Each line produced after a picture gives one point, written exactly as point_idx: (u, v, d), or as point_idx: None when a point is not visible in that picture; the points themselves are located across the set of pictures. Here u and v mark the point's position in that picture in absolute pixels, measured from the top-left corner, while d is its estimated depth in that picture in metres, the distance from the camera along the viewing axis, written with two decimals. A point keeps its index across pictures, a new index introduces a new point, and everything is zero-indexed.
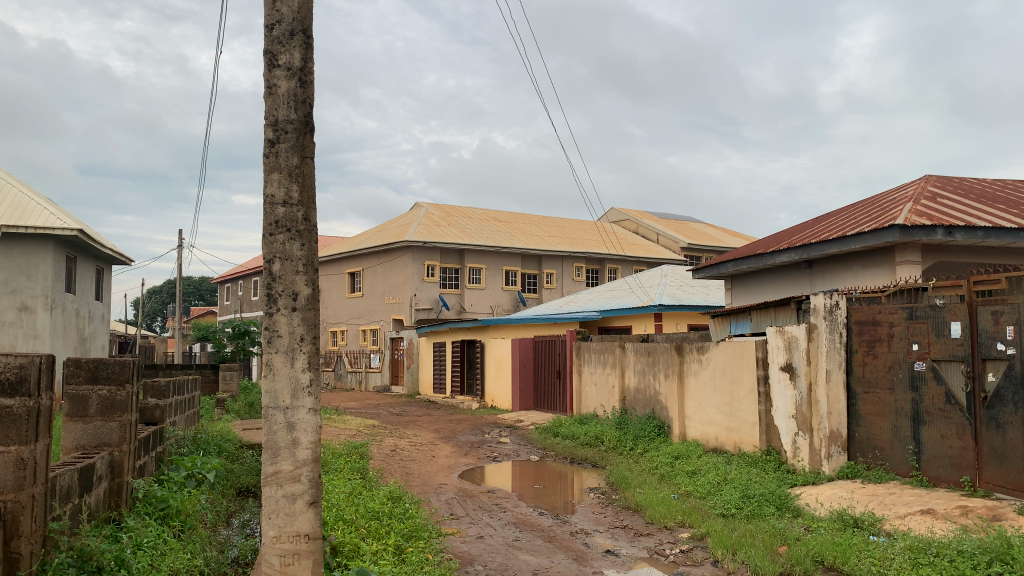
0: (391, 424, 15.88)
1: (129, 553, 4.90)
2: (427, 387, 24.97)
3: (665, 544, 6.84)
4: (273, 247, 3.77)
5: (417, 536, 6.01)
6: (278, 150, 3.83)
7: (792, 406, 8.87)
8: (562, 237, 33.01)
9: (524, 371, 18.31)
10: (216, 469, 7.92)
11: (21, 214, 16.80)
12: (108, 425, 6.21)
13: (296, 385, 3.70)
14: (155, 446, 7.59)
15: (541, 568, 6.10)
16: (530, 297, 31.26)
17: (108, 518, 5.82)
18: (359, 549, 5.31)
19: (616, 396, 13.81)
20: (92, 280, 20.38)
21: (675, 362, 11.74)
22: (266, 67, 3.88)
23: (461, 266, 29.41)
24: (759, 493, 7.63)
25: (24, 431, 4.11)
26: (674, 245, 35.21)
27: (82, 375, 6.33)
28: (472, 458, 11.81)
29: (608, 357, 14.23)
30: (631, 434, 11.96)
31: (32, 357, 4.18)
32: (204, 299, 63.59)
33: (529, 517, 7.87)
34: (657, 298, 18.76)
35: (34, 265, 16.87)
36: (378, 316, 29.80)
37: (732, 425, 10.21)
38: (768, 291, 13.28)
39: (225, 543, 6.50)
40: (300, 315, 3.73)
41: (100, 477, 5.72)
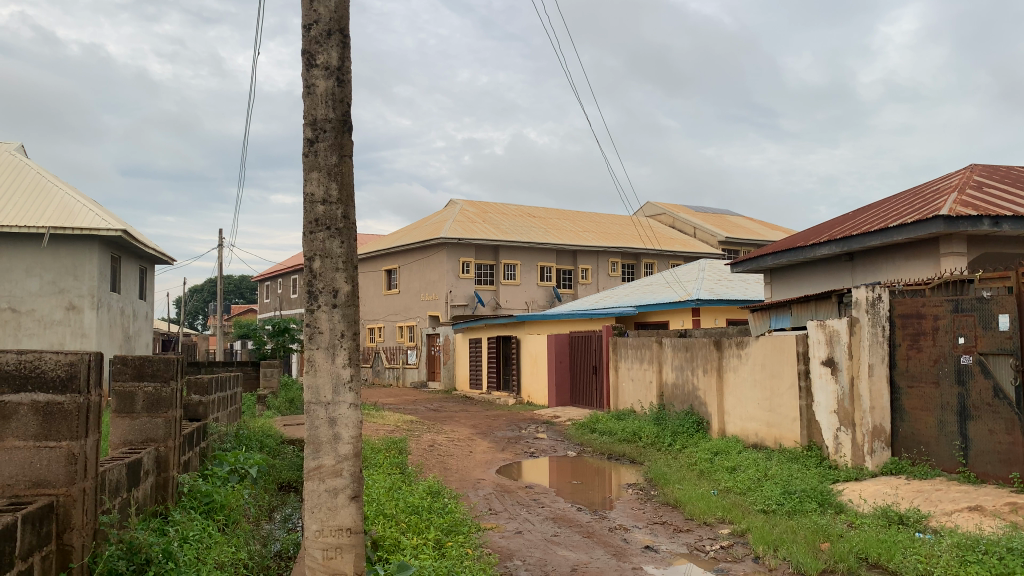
0: (428, 420, 15.96)
1: (176, 547, 4.99)
2: (463, 383, 25.10)
3: (706, 540, 6.80)
4: (313, 245, 3.82)
5: (456, 531, 6.03)
6: (317, 150, 3.86)
7: (834, 401, 8.72)
8: (596, 232, 32.88)
9: (560, 367, 18.28)
10: (258, 465, 8.07)
11: (67, 216, 17.21)
12: (154, 421, 6.34)
13: (337, 381, 3.73)
14: (200, 442, 7.74)
15: (580, 563, 6.09)
16: (565, 293, 31.19)
17: (154, 512, 5.94)
18: (399, 543, 5.35)
19: (653, 392, 13.73)
20: (137, 279, 20.82)
21: (714, 357, 11.64)
22: (304, 66, 3.92)
23: (496, 262, 29.45)
24: (801, 490, 7.53)
25: (75, 427, 4.21)
26: (711, 239, 34.89)
27: (128, 372, 6.45)
28: (509, 454, 11.84)
29: (645, 353, 14.16)
30: (669, 430, 11.89)
31: (81, 355, 4.28)
32: (245, 298, 64.65)
33: (567, 512, 7.85)
34: (694, 292, 18.60)
35: (80, 266, 17.27)
36: (413, 313, 29.95)
37: (772, 421, 10.08)
38: (809, 285, 13.09)
39: (268, 536, 6.61)
40: (340, 312, 3.77)
41: (147, 472, 5.84)
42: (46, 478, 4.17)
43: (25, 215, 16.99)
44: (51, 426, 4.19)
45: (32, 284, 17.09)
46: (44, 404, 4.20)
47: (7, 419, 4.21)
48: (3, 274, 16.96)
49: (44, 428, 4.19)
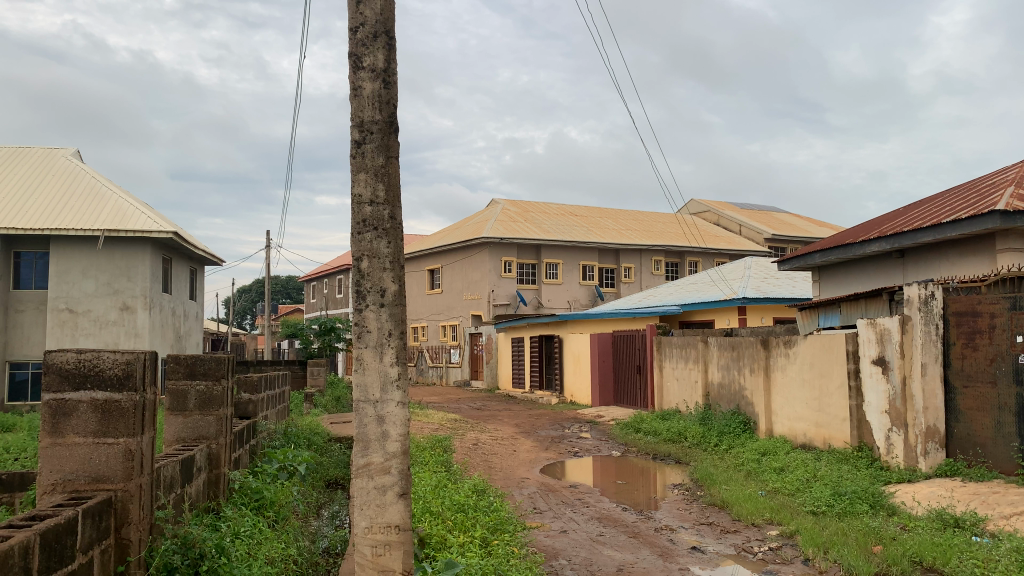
0: (472, 419, 16.03)
1: (228, 542, 5.07)
2: (506, 382, 25.16)
3: (755, 541, 6.71)
4: (361, 245, 3.86)
5: (502, 529, 6.04)
6: (364, 151, 3.90)
7: (885, 401, 8.53)
8: (640, 230, 32.68)
9: (604, 366, 18.21)
10: (306, 462, 8.22)
11: (121, 219, 17.68)
12: (205, 418, 6.47)
13: (385, 378, 3.77)
14: (250, 439, 7.90)
15: (626, 563, 6.05)
16: (608, 292, 31.03)
17: (207, 508, 6.06)
18: (445, 541, 5.40)
19: (699, 392, 13.61)
20: (187, 280, 21.29)
21: (761, 357, 11.48)
22: (351, 69, 3.96)
23: (538, 262, 29.45)
24: (851, 491, 7.39)
25: (131, 424, 4.33)
26: (757, 236, 34.39)
27: (181, 370, 6.60)
28: (553, 453, 11.83)
29: (690, 353, 14.03)
30: (715, 430, 11.76)
31: (137, 354, 4.40)
32: (291, 298, 65.55)
33: (612, 512, 7.82)
34: (740, 291, 18.38)
35: (133, 267, 17.73)
36: (456, 312, 30.07)
37: (821, 420, 9.90)
38: (858, 282, 12.84)
39: (316, 533, 6.71)
40: (387, 311, 3.80)
41: (199, 469, 5.97)
42: (104, 473, 4.29)
43: (81, 218, 17.52)
44: (110, 423, 4.31)
45: (88, 285, 17.60)
46: (103, 401, 4.32)
47: (68, 415, 4.32)
48: (61, 275, 17.48)
49: (103, 425, 4.30)
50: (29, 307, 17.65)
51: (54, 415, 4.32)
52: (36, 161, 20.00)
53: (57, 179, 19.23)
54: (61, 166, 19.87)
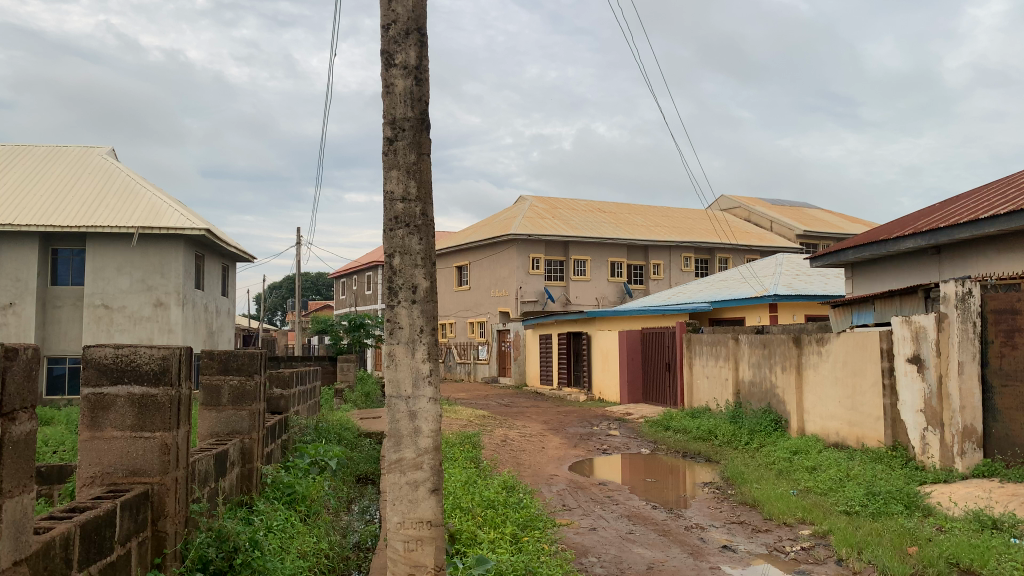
0: (501, 416, 16.05)
1: (262, 536, 5.13)
2: (534, 378, 25.17)
3: (787, 540, 6.64)
4: (392, 242, 3.87)
5: (533, 526, 6.04)
6: (396, 148, 3.91)
7: (921, 399, 8.40)
8: (669, 226, 32.47)
9: (632, 363, 18.15)
10: (337, 457, 8.30)
11: (155, 216, 17.96)
12: (239, 413, 6.55)
13: (416, 375, 3.78)
14: (281, 434, 7.98)
15: (656, 562, 6.02)
16: (636, 289, 30.88)
17: (240, 502, 6.12)
18: (475, 537, 5.43)
19: (729, 389, 13.50)
20: (219, 277, 21.57)
21: (792, 354, 11.36)
22: (383, 67, 3.97)
23: (566, 258, 29.39)
24: (885, 491, 7.29)
25: (167, 418, 4.39)
26: (788, 233, 34.01)
27: (215, 366, 6.69)
28: (582, 450, 11.81)
29: (721, 350, 13.91)
30: (746, 428, 11.65)
31: (173, 350, 4.46)
32: (321, 294, 66.03)
33: (642, 510, 7.80)
34: (771, 288, 18.18)
35: (167, 264, 18.00)
36: (484, 309, 30.11)
37: (854, 419, 9.77)
38: (893, 279, 12.64)
39: (347, 527, 6.76)
40: (419, 307, 3.81)
41: (233, 463, 6.04)
42: (141, 467, 4.35)
43: (117, 215, 17.83)
44: (146, 417, 4.37)
45: (123, 281, 17.88)
46: (140, 396, 4.38)
47: (106, 409, 4.39)
48: (97, 272, 17.79)
49: (140, 419, 4.37)
50: (67, 303, 17.99)
51: (93, 409, 4.39)
52: (72, 160, 20.35)
53: (92, 177, 19.55)
54: (96, 165, 20.21)
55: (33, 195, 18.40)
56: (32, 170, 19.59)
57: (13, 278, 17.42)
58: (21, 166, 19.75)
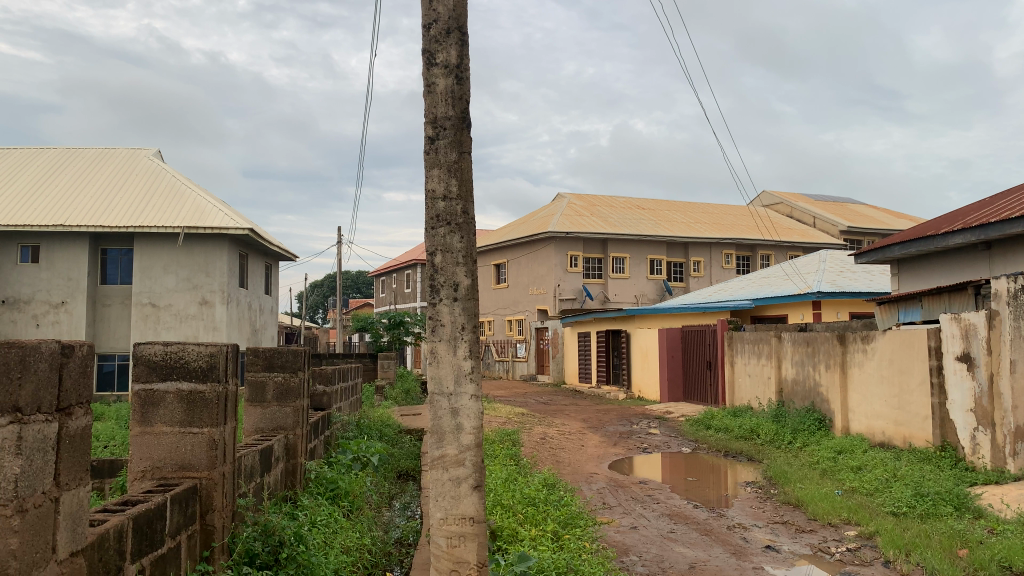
0: (539, 414, 16.05)
1: (307, 530, 5.20)
2: (573, 376, 25.12)
3: (832, 541, 6.54)
4: (435, 240, 3.89)
5: (574, 523, 6.03)
6: (437, 147, 3.94)
7: (971, 399, 8.21)
8: (710, 223, 32.14)
9: (673, 361, 18.01)
10: (379, 453, 8.40)
11: (200, 216, 18.30)
12: (283, 409, 6.65)
13: (458, 371, 3.81)
14: (324, 430, 8.09)
15: (698, 561, 5.98)
16: (676, 287, 30.66)
17: (285, 496, 6.22)
18: (517, 534, 5.45)
19: (772, 388, 13.32)
20: (263, 275, 21.93)
21: (837, 352, 11.17)
22: (424, 66, 4.00)
23: (605, 256, 29.26)
24: (935, 492, 7.13)
25: (214, 414, 4.48)
26: (832, 229, 33.43)
27: (260, 363, 6.82)
28: (622, 449, 11.76)
29: (763, 348, 13.74)
30: (789, 427, 11.49)
31: (219, 347, 4.55)
32: (362, 293, 66.51)
33: (684, 509, 7.74)
34: (815, 284, 17.89)
35: (211, 262, 18.32)
36: (523, 307, 30.12)
37: (901, 418, 9.58)
38: (942, 275, 12.34)
39: (389, 523, 6.82)
40: (460, 305, 3.83)
41: (278, 458, 6.13)
42: (190, 462, 4.45)
43: (164, 216, 18.22)
44: (195, 412, 4.47)
45: (169, 280, 18.25)
46: (188, 392, 4.48)
47: (155, 405, 4.49)
48: (144, 271, 18.20)
49: (188, 414, 4.47)
50: (116, 302, 18.45)
51: (144, 405, 4.49)
52: (120, 162, 20.84)
53: (140, 178, 20.00)
54: (144, 167, 20.67)
55: (83, 196, 18.88)
56: (83, 172, 20.15)
57: (65, 278, 17.94)
58: (73, 167, 20.33)
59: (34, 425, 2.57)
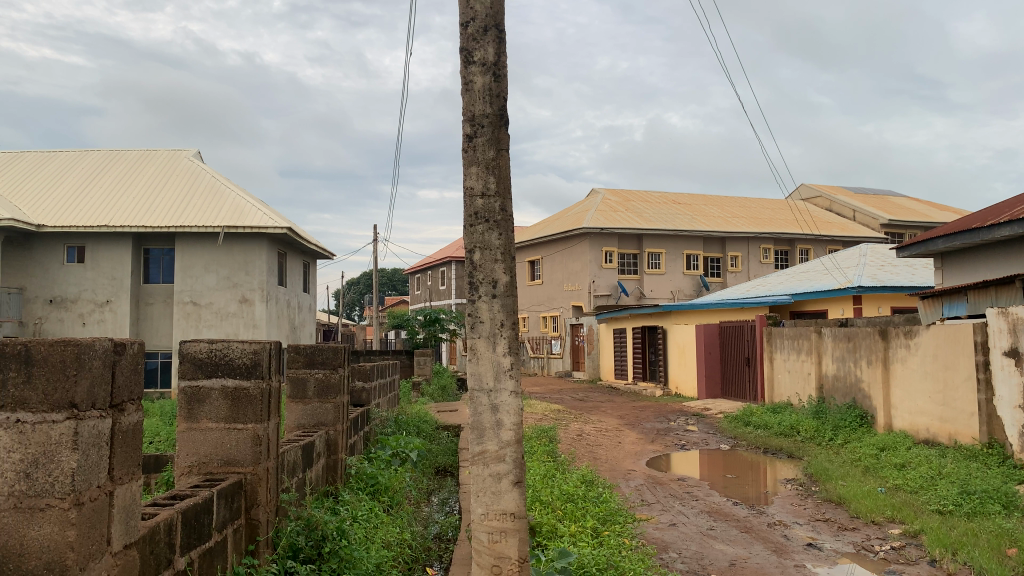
0: (576, 410, 16.06)
1: (348, 525, 5.26)
2: (609, 373, 25.05)
3: (875, 540, 6.44)
4: (473, 238, 3.92)
5: (613, 520, 6.02)
6: (476, 145, 3.96)
7: (1019, 395, 8.03)
8: (747, 217, 31.78)
9: (710, 357, 17.87)
10: (417, 449, 8.48)
11: (239, 215, 18.59)
12: (324, 406, 6.74)
13: (497, 368, 3.82)
14: (364, 426, 8.18)
15: (739, 558, 5.94)
16: (713, 282, 30.38)
17: (326, 491, 6.31)
18: (556, 530, 5.47)
19: (812, 384, 13.14)
20: (301, 273, 22.21)
21: (878, 348, 11.00)
22: (462, 64, 4.01)
23: (640, 252, 29.09)
24: (981, 490, 7.00)
25: (258, 410, 4.56)
26: (872, 222, 32.86)
27: (301, 360, 6.90)
28: (659, 446, 11.71)
29: (803, 344, 13.56)
30: (830, 424, 11.34)
31: (263, 345, 4.63)
32: (398, 290, 67.01)
33: (722, 506, 7.70)
34: (855, 279, 17.61)
35: (250, 261, 18.61)
36: (557, 303, 30.09)
37: (946, 415, 9.40)
38: (988, 269, 12.06)
39: (428, 519, 6.87)
40: (499, 302, 3.84)
41: (319, 454, 6.22)
42: (235, 457, 4.53)
43: (204, 215, 18.54)
44: (239, 409, 4.56)
45: (209, 280, 18.56)
46: (233, 388, 4.57)
47: (201, 401, 4.59)
48: (186, 270, 18.54)
49: (233, 411, 4.55)
50: (158, 301, 18.83)
51: (190, 402, 4.59)
52: (161, 163, 21.25)
53: (180, 179, 20.38)
54: (183, 167, 21.05)
55: (126, 198, 19.29)
56: (125, 174, 20.55)
57: (110, 277, 18.35)
58: (115, 169, 20.75)
59: (90, 421, 2.64)
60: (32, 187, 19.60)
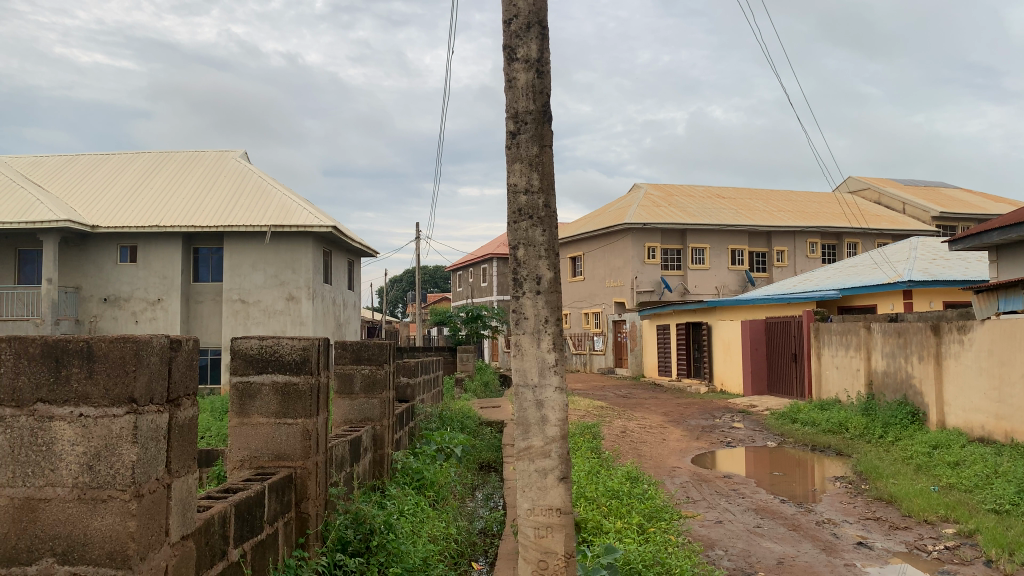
0: (619, 407, 16.01)
1: (395, 519, 5.32)
2: (653, 369, 24.89)
3: (928, 540, 6.29)
4: (517, 234, 3.93)
5: (659, 517, 6.00)
6: (519, 141, 3.97)
7: None
8: (793, 211, 31.28)
9: (756, 354, 17.62)
10: (462, 445, 8.55)
11: (285, 214, 18.87)
12: (371, 401, 6.83)
13: (542, 364, 3.83)
14: (409, 422, 8.26)
15: (787, 556, 5.87)
16: (759, 277, 29.97)
17: (373, 486, 6.40)
18: (601, 526, 5.48)
19: (861, 380, 12.90)
20: (346, 271, 22.50)
21: (930, 343, 10.75)
22: (505, 61, 4.03)
23: (684, 247, 28.82)
24: None
25: (308, 405, 4.64)
26: (923, 215, 32.07)
27: (348, 356, 6.98)
28: (704, 443, 11.62)
29: (851, 340, 13.32)
30: (880, 421, 11.12)
31: (312, 340, 4.70)
32: (439, 287, 67.45)
33: (770, 504, 7.60)
34: (906, 273, 17.22)
35: (297, 260, 18.90)
36: (600, 300, 29.99)
37: (1002, 413, 9.16)
38: None
39: (472, 513, 6.92)
40: (543, 298, 3.85)
41: (366, 449, 6.30)
42: (285, 452, 4.62)
43: (251, 215, 18.86)
44: (289, 405, 4.64)
45: (257, 277, 18.90)
46: (283, 383, 4.66)
47: (252, 397, 4.68)
48: (234, 268, 18.90)
49: (283, 406, 4.64)
50: (208, 299, 19.25)
51: (241, 398, 4.69)
52: (209, 164, 21.67)
53: (228, 180, 20.76)
54: (231, 168, 21.44)
55: (176, 198, 19.72)
56: (174, 175, 21.01)
57: (161, 276, 18.81)
58: (165, 171, 21.23)
59: (148, 416, 2.72)
60: (86, 190, 20.12)
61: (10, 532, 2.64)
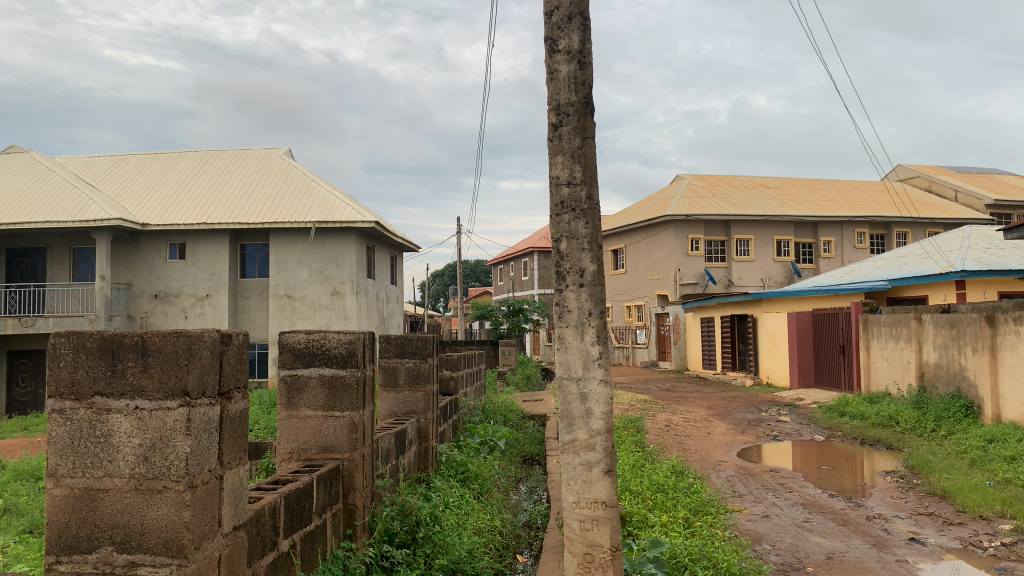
0: (663, 401, 15.89)
1: (440, 511, 5.36)
2: (697, 362, 24.65)
3: (983, 536, 6.14)
4: (560, 227, 3.92)
5: (705, 511, 5.95)
6: (561, 133, 3.95)
7: None
8: (840, 201, 30.67)
9: (803, 346, 17.34)
10: (505, 438, 8.58)
11: (329, 211, 19.10)
12: (415, 394, 6.89)
13: (586, 357, 3.82)
14: (453, 415, 8.32)
15: (836, 551, 5.78)
16: (805, 269, 29.47)
17: (418, 478, 6.45)
18: (647, 520, 5.45)
19: (912, 373, 12.61)
20: (389, 266, 22.70)
21: (985, 335, 10.46)
22: (547, 53, 4.02)
23: (728, 238, 28.45)
24: None
25: (354, 398, 4.70)
26: (977, 203, 31.17)
27: (392, 349, 7.04)
28: (750, 436, 11.47)
29: (902, 331, 13.03)
30: (932, 414, 10.87)
31: (358, 334, 4.74)
32: (481, 281, 67.62)
33: (819, 498, 7.48)
34: (958, 263, 16.76)
35: (341, 255, 19.13)
36: (642, 292, 29.77)
37: None
38: None
39: (517, 506, 6.94)
40: (586, 291, 3.84)
41: (411, 441, 6.36)
42: (333, 444, 4.69)
43: (295, 211, 19.14)
44: (337, 397, 4.70)
45: (302, 273, 19.17)
46: (330, 376, 4.72)
47: (300, 390, 4.76)
48: (280, 264, 19.19)
49: (331, 399, 4.71)
50: (254, 294, 19.60)
51: (289, 391, 4.77)
52: (255, 162, 22.04)
53: (273, 177, 21.09)
54: (276, 165, 21.78)
55: (223, 196, 20.10)
56: (221, 173, 21.42)
57: (209, 272, 19.20)
58: (212, 169, 21.65)
59: (201, 408, 2.78)
60: (137, 188, 20.62)
61: (70, 522, 2.73)
